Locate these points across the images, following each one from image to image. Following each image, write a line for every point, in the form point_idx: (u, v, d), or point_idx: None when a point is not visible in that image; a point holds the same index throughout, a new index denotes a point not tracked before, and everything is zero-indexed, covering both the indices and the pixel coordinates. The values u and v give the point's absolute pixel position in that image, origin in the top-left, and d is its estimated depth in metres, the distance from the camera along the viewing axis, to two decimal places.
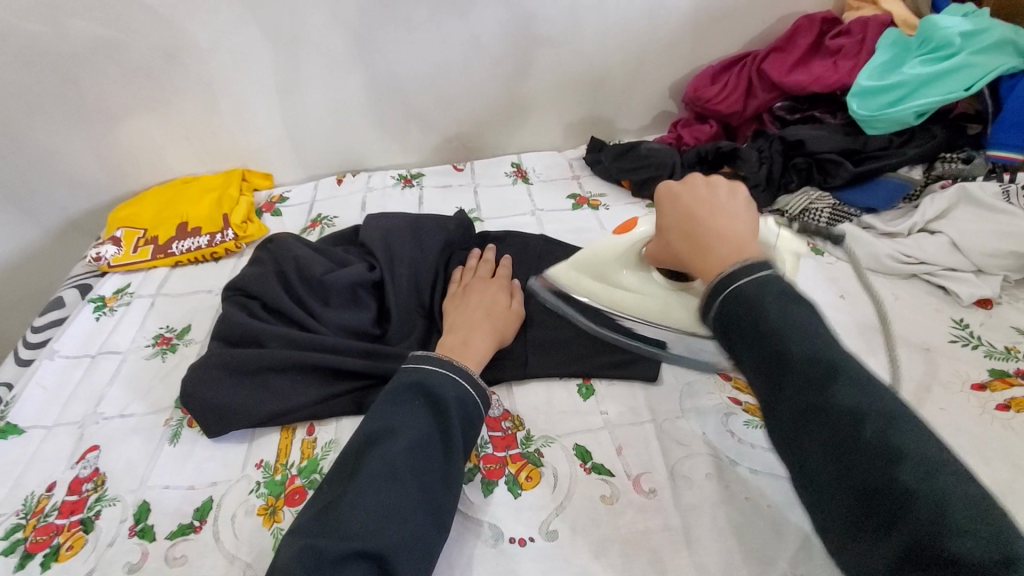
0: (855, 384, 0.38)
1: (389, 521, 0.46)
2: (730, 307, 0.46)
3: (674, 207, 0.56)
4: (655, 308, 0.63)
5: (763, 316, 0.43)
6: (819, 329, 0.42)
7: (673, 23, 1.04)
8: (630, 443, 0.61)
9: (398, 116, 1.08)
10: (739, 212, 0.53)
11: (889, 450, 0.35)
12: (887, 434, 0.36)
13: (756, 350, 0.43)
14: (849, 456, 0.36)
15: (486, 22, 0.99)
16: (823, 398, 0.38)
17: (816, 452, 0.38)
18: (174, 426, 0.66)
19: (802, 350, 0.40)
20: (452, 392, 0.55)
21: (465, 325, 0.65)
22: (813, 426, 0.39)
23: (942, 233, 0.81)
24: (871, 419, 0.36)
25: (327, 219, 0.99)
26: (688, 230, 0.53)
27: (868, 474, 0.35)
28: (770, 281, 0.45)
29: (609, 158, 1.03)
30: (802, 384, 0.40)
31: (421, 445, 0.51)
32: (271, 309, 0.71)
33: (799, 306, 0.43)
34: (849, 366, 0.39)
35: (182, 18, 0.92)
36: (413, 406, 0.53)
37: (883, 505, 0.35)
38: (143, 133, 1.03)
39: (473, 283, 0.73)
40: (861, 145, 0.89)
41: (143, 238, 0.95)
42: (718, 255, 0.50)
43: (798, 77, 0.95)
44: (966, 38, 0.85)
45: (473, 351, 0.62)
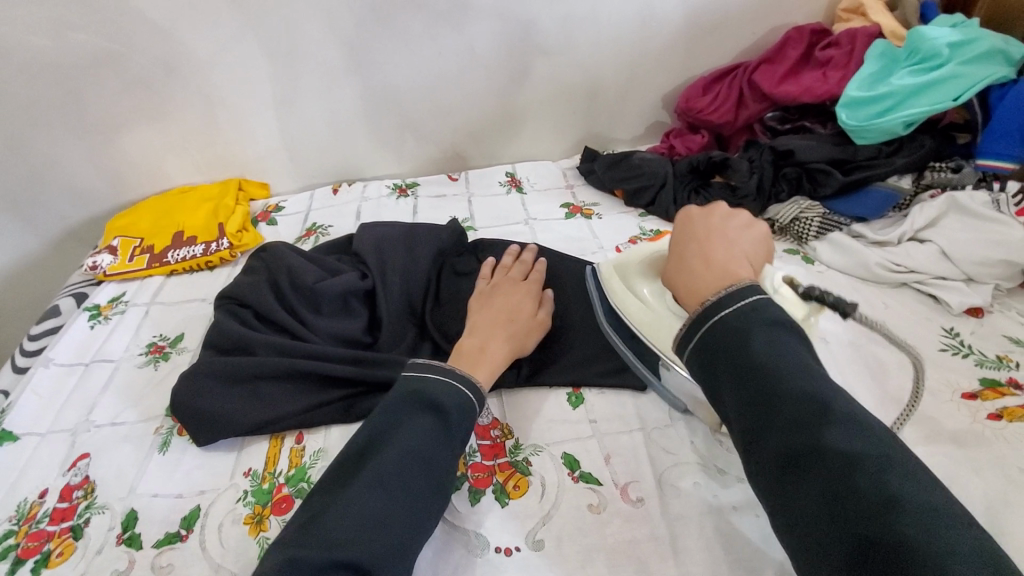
0: (850, 427, 0.38)
1: (380, 531, 0.46)
2: (723, 336, 0.46)
3: (681, 234, 0.60)
4: (650, 321, 0.65)
5: (751, 350, 0.44)
6: (811, 368, 0.42)
7: (665, 34, 1.05)
8: (618, 452, 0.61)
9: (394, 126, 1.09)
10: (735, 245, 0.56)
11: (887, 496, 0.34)
12: (882, 479, 0.35)
13: (753, 380, 0.42)
14: (843, 504, 0.35)
15: (481, 34, 1.01)
16: (816, 437, 0.38)
17: (805, 499, 0.37)
18: (164, 434, 0.66)
19: (794, 387, 0.41)
20: (457, 402, 0.55)
21: (484, 329, 0.66)
22: (804, 471, 0.37)
23: (931, 241, 0.81)
24: (867, 462, 0.36)
25: (322, 229, 1.00)
26: (680, 252, 0.57)
27: (864, 522, 0.34)
28: (760, 306, 0.46)
29: (602, 167, 1.04)
30: (793, 423, 0.39)
31: (419, 453, 0.51)
32: (263, 317, 0.71)
33: (791, 343, 0.44)
34: (842, 408, 0.39)
35: (181, 31, 0.93)
36: (417, 414, 0.54)
37: (874, 553, 0.33)
38: (141, 143, 1.04)
39: (501, 283, 0.73)
40: (851, 155, 0.90)
41: (140, 247, 0.96)
42: (697, 275, 0.53)
43: (789, 88, 0.96)
44: (954, 49, 0.86)
45: (491, 358, 0.63)
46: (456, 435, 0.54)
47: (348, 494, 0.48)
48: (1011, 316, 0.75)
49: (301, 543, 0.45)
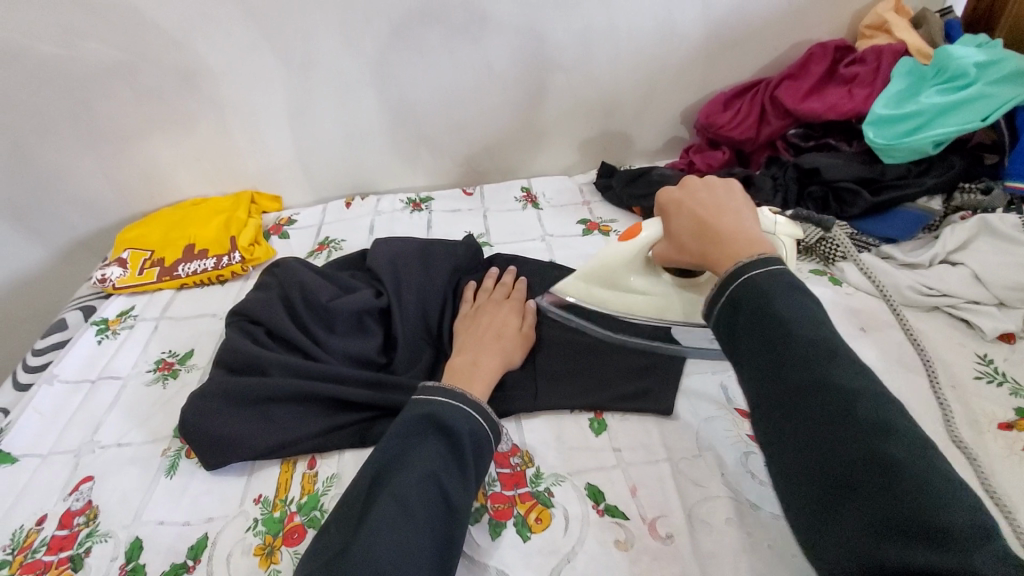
0: (851, 367, 0.41)
1: (401, 554, 0.43)
2: (749, 292, 0.47)
3: (677, 212, 0.58)
4: (664, 305, 0.66)
5: (771, 302, 0.45)
6: (818, 316, 0.45)
7: (685, 50, 1.04)
8: (644, 484, 0.58)
9: (408, 140, 1.08)
10: (740, 212, 0.56)
11: (882, 425, 0.38)
12: (878, 412, 0.38)
13: (771, 330, 0.44)
14: (841, 431, 0.39)
15: (498, 47, 1.00)
16: (823, 374, 0.41)
17: (807, 428, 0.40)
18: (171, 456, 0.64)
19: (804, 333, 0.43)
20: (462, 421, 0.53)
21: (474, 346, 0.65)
22: (809, 404, 0.41)
23: (965, 264, 0.78)
24: (867, 398, 0.39)
25: (334, 243, 0.98)
26: (694, 228, 0.56)
27: (858, 448, 0.38)
28: (782, 274, 0.48)
29: (620, 183, 1.03)
30: (801, 360, 0.42)
31: (435, 473, 0.48)
32: (275, 335, 0.69)
33: (805, 297, 0.46)
34: (845, 353, 0.43)
35: (197, 43, 0.93)
36: (427, 440, 0.51)
37: (868, 474, 0.37)
38: (154, 155, 1.03)
39: (485, 304, 0.73)
40: (879, 174, 0.88)
41: (150, 260, 0.94)
42: (732, 248, 0.51)
43: (813, 105, 0.94)
44: (981, 69, 0.84)
45: (484, 371, 0.62)
46: (471, 458, 0.51)
47: (369, 523, 0.45)
48: None
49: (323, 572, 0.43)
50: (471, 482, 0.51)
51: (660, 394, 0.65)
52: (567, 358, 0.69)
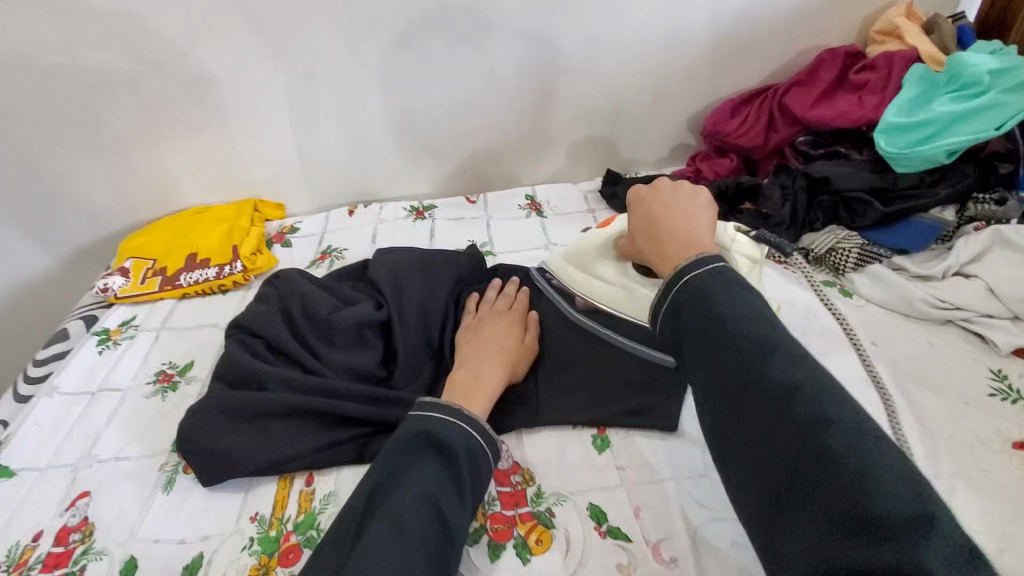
0: (790, 360, 0.39)
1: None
2: (686, 296, 0.46)
3: (633, 208, 0.58)
4: (622, 300, 0.67)
5: (711, 305, 0.44)
6: (759, 311, 0.43)
7: (691, 56, 1.03)
8: (648, 505, 0.57)
9: (412, 147, 1.07)
10: (694, 207, 0.55)
11: (818, 418, 0.36)
12: (817, 405, 0.36)
13: (710, 331, 0.43)
14: (780, 429, 0.37)
15: (501, 54, 0.99)
16: (761, 372, 0.39)
17: (751, 429, 0.39)
18: (169, 471, 0.64)
19: (743, 331, 0.41)
20: (459, 438, 0.52)
21: (475, 359, 0.63)
22: (749, 404, 0.39)
23: (979, 276, 0.76)
24: (805, 390, 0.37)
25: (336, 252, 0.97)
26: (642, 227, 0.56)
27: (797, 447, 0.36)
28: (721, 271, 0.46)
29: (625, 192, 1.02)
30: (739, 360, 0.40)
31: (430, 494, 0.47)
32: (275, 349, 0.68)
33: (745, 292, 0.44)
34: (787, 345, 0.40)
35: (201, 52, 0.92)
36: (421, 458, 0.50)
37: (809, 471, 0.35)
38: (158, 163, 1.03)
39: (487, 316, 0.70)
40: (890, 184, 0.85)
41: (152, 269, 0.94)
42: (667, 250, 0.52)
43: (822, 113, 0.92)
44: (995, 75, 0.82)
45: (485, 386, 0.59)
46: (467, 478, 0.50)
47: (362, 548, 0.43)
48: None
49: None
50: (468, 502, 0.49)
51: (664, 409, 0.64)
52: (571, 371, 0.68)
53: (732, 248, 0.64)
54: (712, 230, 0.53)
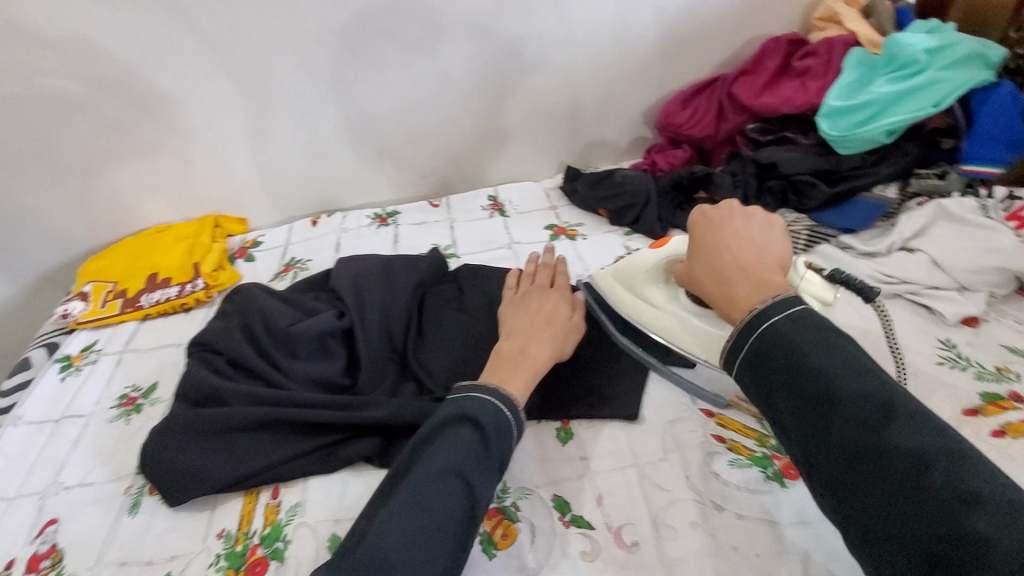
0: (912, 422, 0.38)
1: (412, 549, 0.43)
2: (770, 343, 0.45)
3: (703, 234, 0.59)
4: (669, 326, 0.68)
5: (805, 357, 0.43)
6: (865, 366, 0.42)
7: (641, 51, 1.05)
8: (611, 492, 0.58)
9: (371, 154, 1.08)
10: (767, 246, 0.56)
11: (962, 491, 0.34)
12: (957, 478, 0.35)
13: (809, 387, 0.42)
14: (911, 499, 0.35)
15: (455, 58, 0.99)
16: (880, 435, 0.38)
17: (876, 499, 0.37)
18: (134, 494, 0.63)
19: (851, 389, 0.40)
20: (491, 416, 0.52)
21: (525, 332, 0.64)
22: (871, 472, 0.37)
23: (922, 250, 0.79)
24: (938, 457, 0.36)
25: (300, 263, 0.97)
26: (709, 259, 0.57)
27: (936, 520, 0.34)
28: (805, 315, 0.46)
29: (585, 187, 1.03)
30: (851, 420, 0.39)
31: (459, 470, 0.48)
32: (236, 365, 0.68)
33: (837, 340, 0.44)
34: (904, 405, 0.39)
35: (151, 70, 0.92)
36: (454, 434, 0.50)
37: (953, 551, 0.33)
38: (115, 185, 1.02)
39: (532, 291, 0.71)
40: (835, 165, 0.88)
41: (113, 292, 0.94)
42: (736, 289, 0.52)
43: (768, 99, 0.94)
44: (932, 54, 0.85)
45: (531, 360, 0.60)
46: (493, 455, 0.51)
47: (382, 517, 0.45)
48: (1008, 325, 0.74)
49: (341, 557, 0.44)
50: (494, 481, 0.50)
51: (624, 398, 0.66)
52: None
53: (800, 288, 0.61)
54: (783, 272, 0.53)
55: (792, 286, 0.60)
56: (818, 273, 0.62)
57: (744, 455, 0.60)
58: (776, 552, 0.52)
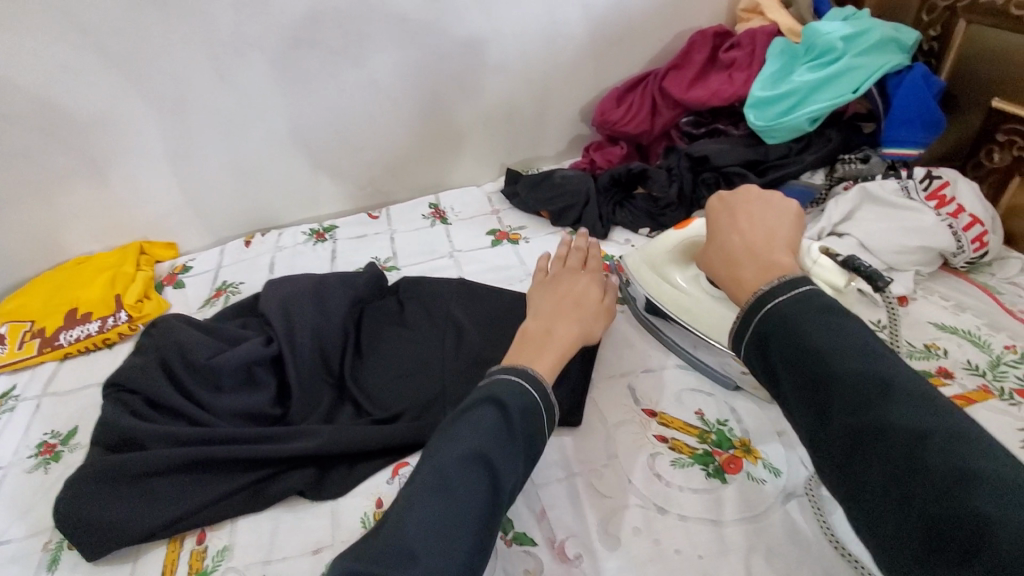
0: (914, 401, 0.35)
1: (436, 541, 0.41)
2: (771, 320, 0.43)
3: (718, 220, 0.57)
4: (687, 306, 0.70)
5: (805, 334, 0.41)
6: (867, 343, 0.39)
7: (573, 49, 1.04)
8: (554, 504, 0.57)
9: (304, 169, 1.04)
10: (780, 229, 0.53)
11: (963, 475, 0.31)
12: (960, 461, 0.32)
13: (807, 367, 0.40)
14: (913, 482, 0.33)
15: (383, 65, 0.97)
16: (880, 415, 0.35)
17: (874, 482, 0.35)
18: (53, 550, 0.59)
19: (848, 368, 0.38)
20: (519, 398, 0.49)
21: (551, 313, 0.62)
22: (868, 454, 0.35)
23: (850, 234, 0.80)
24: (939, 438, 0.33)
25: (232, 287, 0.93)
26: (720, 242, 0.55)
27: (939, 503, 0.31)
28: (812, 296, 0.43)
29: (525, 189, 1.02)
30: (850, 400, 0.37)
31: (483, 455, 0.45)
32: (156, 403, 0.64)
33: (838, 316, 0.41)
34: (907, 383, 0.36)
35: (52, 93, 0.85)
36: (480, 417, 0.47)
37: (957, 535, 0.30)
38: (25, 216, 0.95)
39: (563, 274, 0.70)
40: (763, 155, 0.89)
41: (30, 331, 0.87)
42: (743, 270, 0.50)
43: (698, 93, 0.95)
44: (848, 41, 0.87)
45: (557, 341, 0.58)
46: (520, 438, 0.48)
47: (403, 505, 0.43)
48: (934, 302, 0.77)
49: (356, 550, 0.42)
50: (522, 467, 0.47)
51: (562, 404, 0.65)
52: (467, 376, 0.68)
53: (812, 273, 0.57)
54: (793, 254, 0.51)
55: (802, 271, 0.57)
56: (832, 258, 0.58)
57: (685, 454, 0.60)
58: (719, 552, 0.52)
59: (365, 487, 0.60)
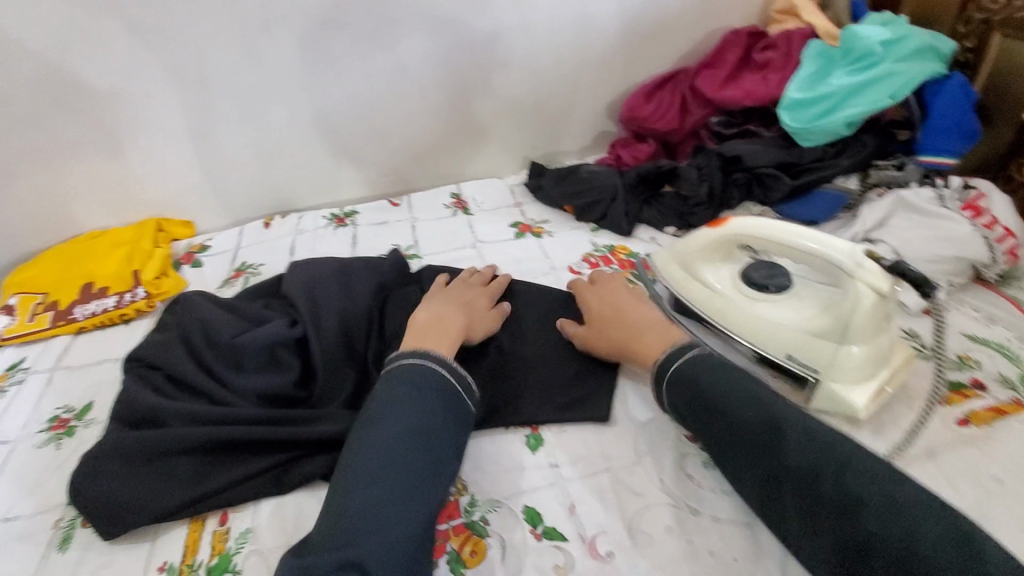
0: (800, 441, 0.47)
1: (383, 514, 0.46)
2: (687, 387, 0.55)
3: (595, 301, 0.70)
4: (719, 306, 0.68)
5: (714, 397, 0.53)
6: (758, 396, 0.52)
7: (603, 44, 1.03)
8: (584, 500, 0.56)
9: (327, 153, 1.03)
10: (639, 298, 0.70)
11: (851, 498, 0.43)
12: (846, 486, 0.44)
13: (728, 428, 0.51)
14: (816, 508, 0.45)
15: (412, 51, 0.95)
16: (781, 459, 0.47)
17: (791, 511, 0.46)
18: (65, 528, 0.58)
19: (751, 422, 0.50)
20: (430, 376, 0.55)
21: (439, 307, 0.66)
22: (780, 491, 0.47)
23: (884, 241, 0.78)
24: (827, 470, 0.45)
25: (251, 268, 0.92)
26: (612, 319, 0.66)
27: (837, 521, 0.43)
28: (707, 360, 0.56)
29: (550, 183, 1.01)
30: (759, 450, 0.49)
31: (412, 430, 0.51)
32: (177, 381, 0.63)
33: (733, 377, 0.54)
34: (793, 425, 0.49)
35: (74, 62, 0.84)
36: (396, 400, 0.53)
37: (853, 543, 0.42)
38: (40, 187, 0.94)
39: (458, 284, 0.73)
40: (797, 157, 0.88)
41: (42, 304, 0.86)
42: (645, 340, 0.62)
43: (730, 93, 0.94)
44: (886, 47, 0.86)
45: (447, 326, 0.62)
46: (438, 407, 0.53)
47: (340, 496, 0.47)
48: (966, 313, 0.76)
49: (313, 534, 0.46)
50: (454, 433, 0.53)
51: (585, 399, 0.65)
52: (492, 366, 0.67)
53: (855, 278, 0.57)
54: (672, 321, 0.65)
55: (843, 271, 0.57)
56: (877, 261, 0.56)
57: None
58: (753, 556, 0.51)
59: None
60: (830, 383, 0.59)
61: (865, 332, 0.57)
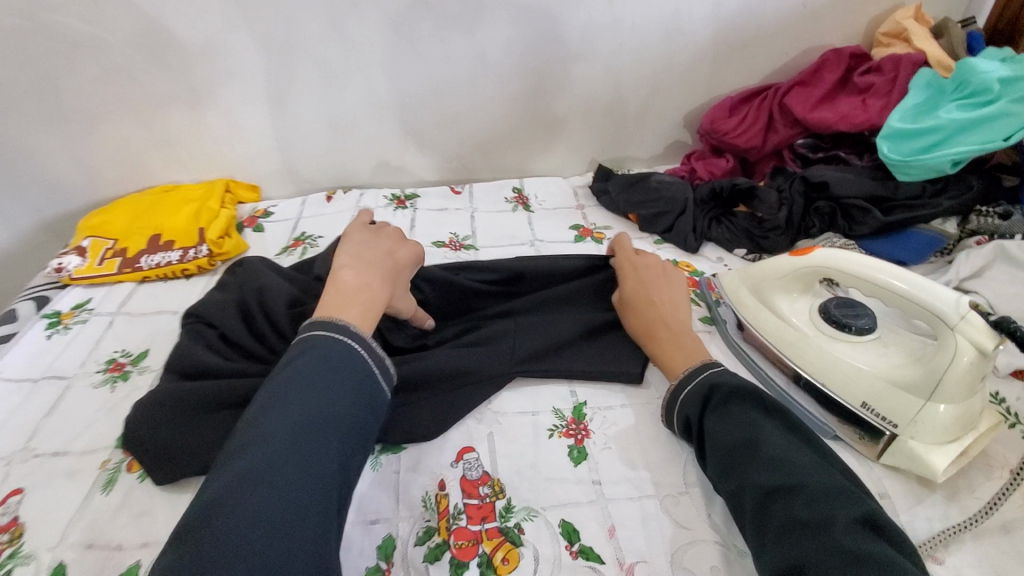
0: (769, 462, 0.48)
1: (274, 509, 0.41)
2: (696, 397, 0.56)
3: (633, 280, 0.70)
4: (789, 341, 0.64)
5: (705, 416, 0.55)
6: (747, 417, 0.52)
7: (690, 50, 0.99)
8: (625, 524, 0.53)
9: (396, 133, 1.02)
10: (676, 296, 0.69)
11: (797, 519, 0.44)
12: (794, 505, 0.45)
13: (711, 441, 0.53)
14: (766, 524, 0.45)
15: (494, 39, 0.94)
16: (746, 476, 0.49)
17: (748, 525, 0.47)
18: (110, 470, 0.59)
19: (729, 438, 0.52)
20: (345, 359, 0.52)
21: (362, 267, 0.61)
22: (742, 504, 0.48)
23: (978, 292, 0.72)
24: (784, 490, 0.46)
25: (310, 239, 0.92)
26: (641, 311, 0.67)
27: (782, 537, 0.44)
28: (711, 378, 0.57)
29: (617, 189, 0.97)
30: (731, 466, 0.50)
31: (314, 420, 0.47)
32: (231, 341, 0.63)
33: (725, 397, 0.55)
34: (769, 446, 0.49)
35: (169, 18, 0.87)
36: (312, 383, 0.49)
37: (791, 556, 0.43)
38: (124, 137, 0.97)
39: (387, 233, 0.69)
40: (892, 193, 0.83)
41: (112, 250, 0.89)
42: (664, 350, 0.63)
43: (823, 115, 0.89)
44: (1005, 84, 0.78)
45: (370, 296, 0.58)
46: (347, 397, 0.50)
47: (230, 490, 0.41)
48: None
49: (179, 533, 0.40)
50: (359, 425, 0.50)
51: (635, 417, 0.62)
52: (547, 363, 0.66)
53: (955, 329, 0.52)
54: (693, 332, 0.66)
55: (941, 320, 0.53)
56: (983, 316, 0.51)
57: None
58: None
59: (428, 465, 0.58)
60: (908, 441, 0.55)
61: (957, 393, 0.52)
